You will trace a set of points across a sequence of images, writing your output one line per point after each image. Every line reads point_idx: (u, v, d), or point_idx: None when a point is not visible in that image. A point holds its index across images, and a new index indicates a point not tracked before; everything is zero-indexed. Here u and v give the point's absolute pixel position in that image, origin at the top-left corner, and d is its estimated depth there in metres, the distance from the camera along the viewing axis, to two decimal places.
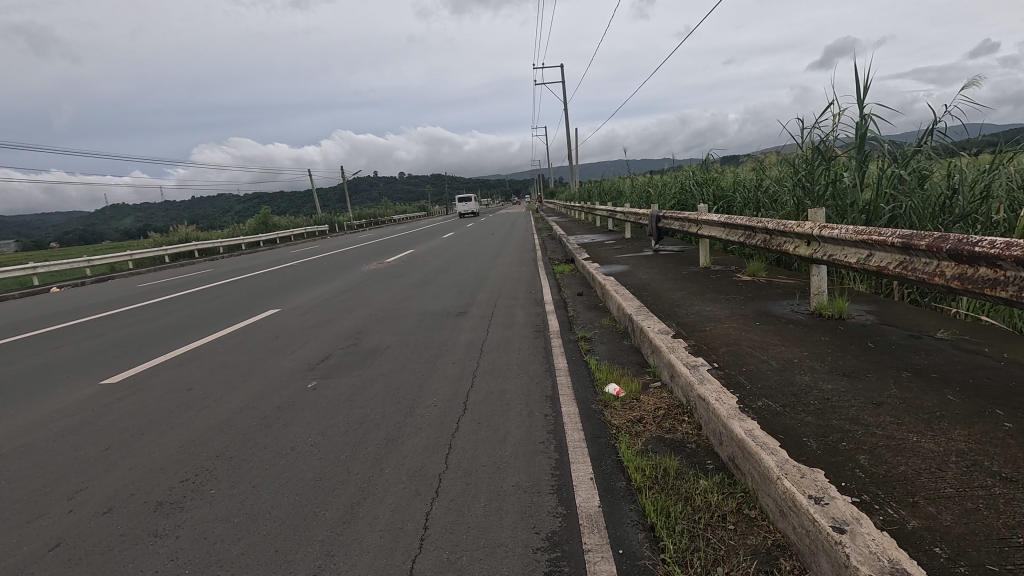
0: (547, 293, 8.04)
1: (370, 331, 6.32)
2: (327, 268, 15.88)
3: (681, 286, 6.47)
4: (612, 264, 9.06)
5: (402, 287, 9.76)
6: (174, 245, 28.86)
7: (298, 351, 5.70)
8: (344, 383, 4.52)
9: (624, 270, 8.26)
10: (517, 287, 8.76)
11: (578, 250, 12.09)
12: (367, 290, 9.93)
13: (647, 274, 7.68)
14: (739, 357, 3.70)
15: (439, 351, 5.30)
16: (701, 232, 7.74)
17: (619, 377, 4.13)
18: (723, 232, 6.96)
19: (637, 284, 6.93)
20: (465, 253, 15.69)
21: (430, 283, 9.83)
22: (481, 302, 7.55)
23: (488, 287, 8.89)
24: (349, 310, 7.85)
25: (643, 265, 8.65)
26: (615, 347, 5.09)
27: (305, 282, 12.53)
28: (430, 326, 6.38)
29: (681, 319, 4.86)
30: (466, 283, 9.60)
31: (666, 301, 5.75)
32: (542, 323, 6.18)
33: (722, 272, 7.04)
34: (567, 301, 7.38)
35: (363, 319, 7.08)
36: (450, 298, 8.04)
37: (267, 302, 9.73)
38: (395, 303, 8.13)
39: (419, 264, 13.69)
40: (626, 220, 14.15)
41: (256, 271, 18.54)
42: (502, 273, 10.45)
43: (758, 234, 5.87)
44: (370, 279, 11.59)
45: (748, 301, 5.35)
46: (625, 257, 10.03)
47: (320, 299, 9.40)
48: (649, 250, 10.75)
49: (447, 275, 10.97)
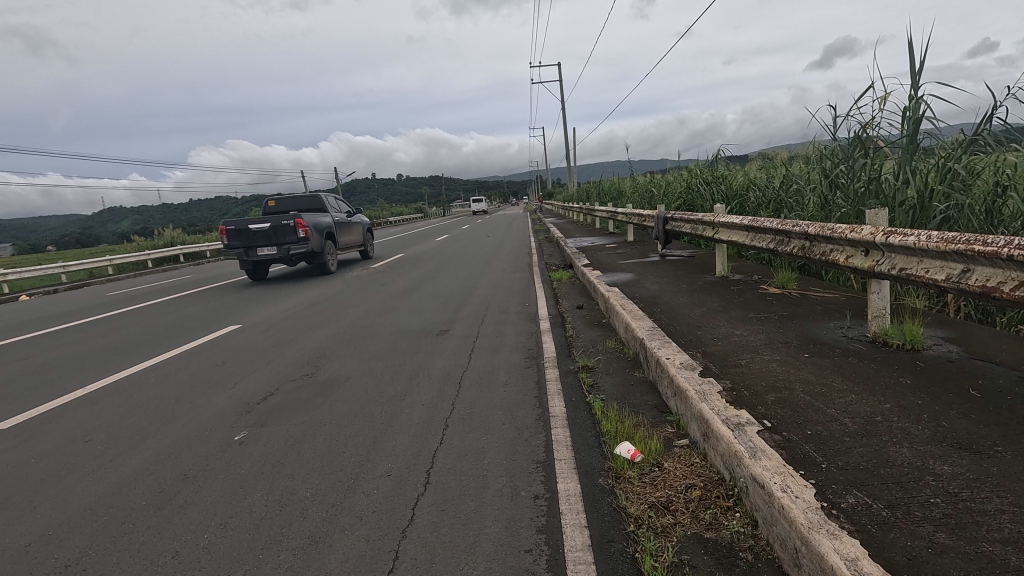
0: (542, 306, 7.07)
1: (334, 355, 5.39)
2: (309, 273, 14.93)
3: (698, 301, 5.51)
4: (616, 273, 8.09)
5: (382, 298, 8.79)
6: (158, 249, 27.89)
7: (243, 381, 4.78)
8: (280, 433, 3.55)
9: (630, 280, 7.30)
10: (509, 298, 7.79)
11: (577, 255, 11.12)
12: (344, 300, 8.97)
13: (656, 284, 6.72)
14: (797, 410, 2.74)
15: (410, 383, 4.37)
16: (717, 236, 6.77)
17: (633, 431, 3.17)
18: (746, 236, 5.99)
19: (647, 297, 5.97)
20: (456, 257, 14.70)
21: (414, 294, 8.87)
22: (467, 317, 6.59)
23: (477, 298, 7.94)
24: (317, 327, 6.91)
25: (651, 273, 7.67)
26: (625, 381, 4.12)
27: (282, 291, 11.55)
28: (405, 349, 5.43)
29: (707, 349, 3.89)
30: (452, 293, 8.63)
31: (684, 320, 4.79)
32: (535, 345, 5.24)
33: (744, 283, 6.08)
34: (566, 317, 6.41)
35: (330, 339, 6.14)
36: (432, 313, 7.09)
37: (233, 315, 8.80)
38: (370, 317, 7.18)
39: (405, 270, 12.70)
40: (630, 221, 13.15)
41: (236, 277, 17.59)
42: (493, 282, 9.48)
43: (794, 241, 4.86)
44: (351, 288, 10.62)
45: (786, 322, 4.39)
46: (629, 263, 9.04)
47: (291, 311, 8.46)
48: (654, 255, 9.78)
49: (434, 283, 9.98)
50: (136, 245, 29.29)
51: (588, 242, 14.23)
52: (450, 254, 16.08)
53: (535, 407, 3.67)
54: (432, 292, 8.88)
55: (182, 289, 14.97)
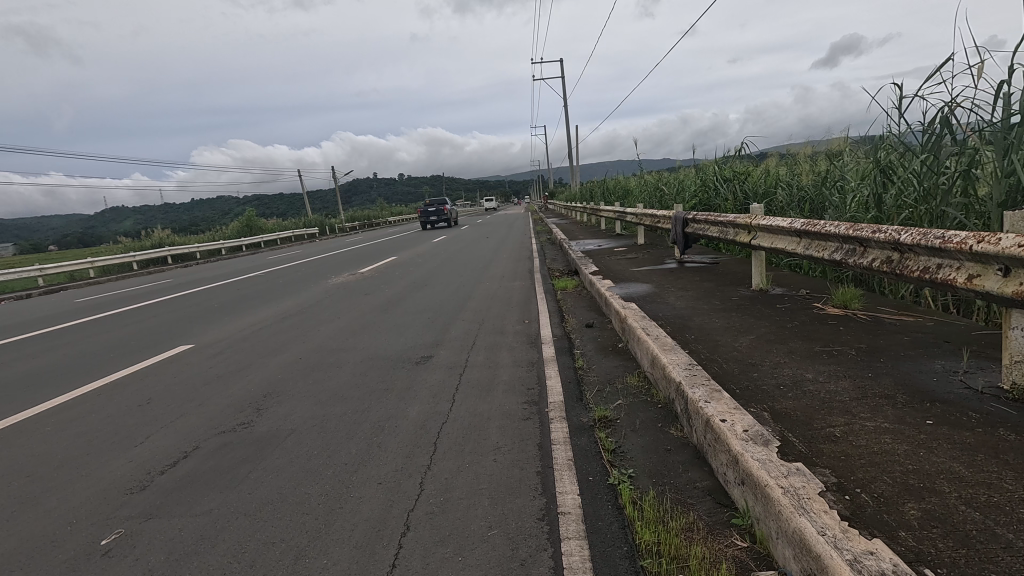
0: (546, 325, 5.97)
1: (286, 393, 4.31)
2: (292, 278, 13.84)
3: (740, 324, 4.41)
4: (630, 283, 6.97)
5: (360, 311, 7.71)
6: (145, 251, 26.93)
7: (160, 431, 3.71)
8: (167, 533, 2.47)
9: (648, 293, 6.19)
10: (506, 314, 6.67)
11: (583, 261, 10.03)
12: (319, 313, 7.89)
13: (682, 299, 5.61)
14: (976, 550, 1.64)
15: (369, 441, 3.29)
16: (753, 242, 5.64)
17: (688, 551, 2.08)
18: (794, 243, 4.86)
19: (674, 317, 4.86)
20: (451, 262, 13.62)
21: (398, 307, 7.77)
22: (454, 340, 5.50)
23: (471, 313, 6.84)
24: (277, 349, 5.82)
25: (673, 284, 6.56)
26: (659, 446, 3.03)
27: (256, 299, 10.46)
28: (373, 386, 4.34)
29: (775, 406, 2.80)
30: (443, 306, 7.52)
31: (731, 354, 3.69)
32: (537, 382, 4.14)
33: (791, 301, 4.99)
34: (574, 340, 5.32)
35: (286, 368, 5.05)
36: (415, 333, 5.99)
37: (192, 329, 7.73)
38: (343, 337, 6.09)
39: (394, 276, 11.59)
40: (640, 223, 12.00)
41: (217, 282, 16.51)
42: (490, 292, 8.39)
43: (872, 251, 3.72)
44: (329, 297, 9.51)
45: (872, 361, 3.29)
46: (644, 271, 7.92)
47: (257, 325, 7.38)
48: (671, 261, 8.67)
49: (423, 293, 8.87)
50: (121, 247, 28.25)
51: (594, 245, 13.07)
52: (444, 257, 14.96)
53: (536, 493, 2.59)
54: (420, 304, 7.80)
55: (156, 294, 13.95)
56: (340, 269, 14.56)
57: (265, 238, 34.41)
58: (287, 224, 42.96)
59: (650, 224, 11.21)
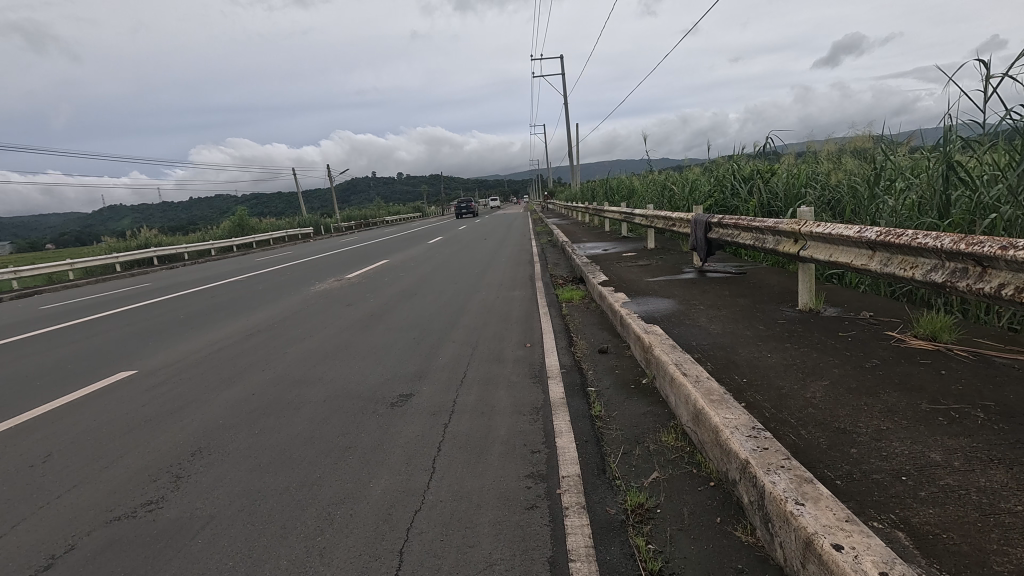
0: (552, 351, 5.01)
1: (221, 452, 3.35)
2: (274, 283, 12.82)
3: (802, 361, 3.47)
4: (648, 298, 6.01)
5: (337, 328, 6.73)
6: (129, 252, 25.91)
7: (35, 515, 2.75)
8: None
9: (673, 311, 5.23)
10: (504, 334, 5.71)
11: (590, 268, 9.08)
12: (291, 329, 6.91)
13: (716, 321, 4.66)
14: None
15: (311, 546, 2.34)
16: (800, 252, 4.68)
17: None
18: (861, 256, 3.89)
19: (714, 348, 3.91)
20: (446, 266, 12.66)
21: (381, 323, 6.79)
22: (441, 372, 4.53)
23: (463, 333, 5.87)
24: (230, 380, 4.86)
25: (700, 300, 5.60)
26: (725, 563, 2.08)
27: (227, 308, 9.45)
28: (332, 442, 3.38)
29: (910, 520, 1.85)
30: (431, 323, 6.54)
31: (806, 411, 2.74)
32: (544, 440, 3.19)
33: (855, 328, 4.06)
34: (587, 374, 4.36)
35: (233, 410, 4.10)
36: (395, 360, 5.03)
37: (146, 346, 6.76)
38: (310, 364, 5.12)
39: (382, 283, 10.59)
40: (650, 225, 11.01)
41: (195, 286, 15.47)
42: (487, 305, 7.45)
43: (998, 273, 2.76)
44: (306, 308, 8.52)
45: (1015, 429, 2.35)
46: (662, 282, 6.95)
47: (216, 343, 6.40)
48: (690, 269, 7.74)
49: (411, 306, 7.89)
50: (104, 247, 27.17)
51: (599, 249, 12.09)
52: (438, 261, 13.94)
53: None
54: (407, 320, 6.85)
55: (127, 298, 12.96)
56: (327, 273, 13.59)
57: (255, 238, 33.34)
58: (280, 224, 41.87)
59: (662, 227, 10.24)
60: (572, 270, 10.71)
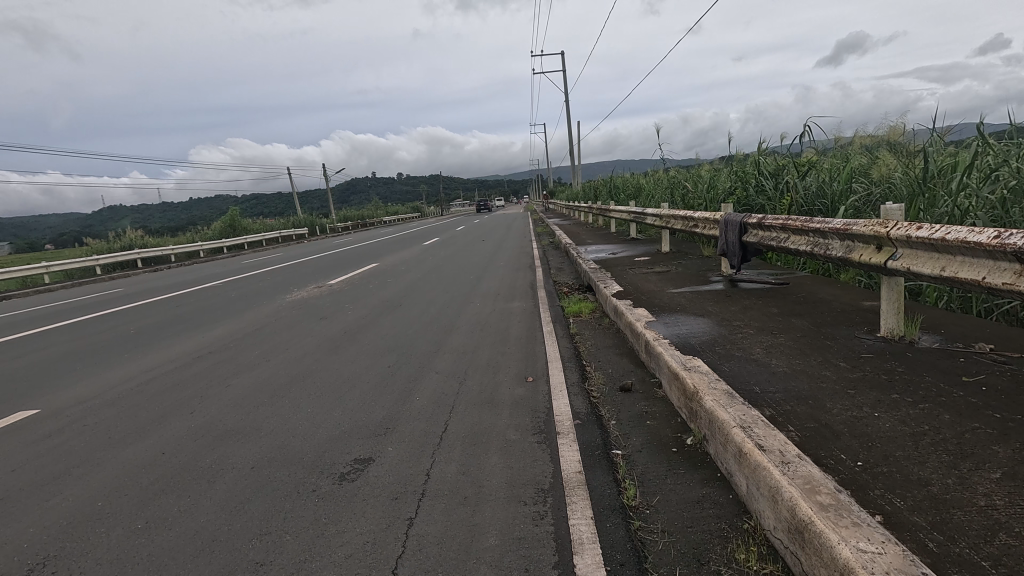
0: (562, 390, 3.89)
1: (73, 568, 2.26)
2: (250, 289, 11.69)
3: (933, 429, 2.36)
4: (677, 316, 4.89)
5: (302, 350, 5.63)
6: (112, 253, 24.83)
7: None
8: None
9: (714, 337, 4.12)
10: (500, 363, 4.59)
11: (600, 275, 7.97)
12: (247, 351, 5.79)
13: (778, 354, 3.55)
14: None
15: None
16: (884, 262, 3.57)
17: None
18: (996, 270, 2.78)
19: (790, 400, 2.80)
20: (439, 271, 11.55)
21: (354, 345, 5.68)
22: (414, 425, 3.43)
23: (450, 361, 4.76)
24: (143, 428, 3.75)
25: (745, 321, 4.48)
26: None
27: (188, 320, 8.33)
28: (237, 554, 2.25)
29: None
30: (414, 345, 5.42)
31: (1002, 546, 1.63)
32: (556, 559, 2.09)
33: (981, 371, 2.95)
34: (610, 429, 3.26)
35: (125, 480, 2.99)
36: (359, 402, 3.92)
37: (73, 370, 5.67)
38: (252, 405, 4.02)
39: (366, 291, 9.48)
40: (666, 227, 9.88)
41: (171, 290, 14.39)
42: (481, 321, 6.35)
43: None
44: (273, 322, 7.40)
45: None
46: (689, 295, 5.83)
47: (154, 370, 5.30)
48: (719, 279, 6.62)
49: (394, 321, 6.76)
50: (86, 248, 26.07)
51: (607, 253, 10.94)
52: (431, 266, 12.81)
53: None
54: (386, 340, 5.75)
55: (91, 304, 11.88)
56: (310, 278, 12.49)
57: (246, 239, 32.25)
58: (273, 225, 40.72)
59: (680, 228, 9.10)
60: (578, 277, 9.58)
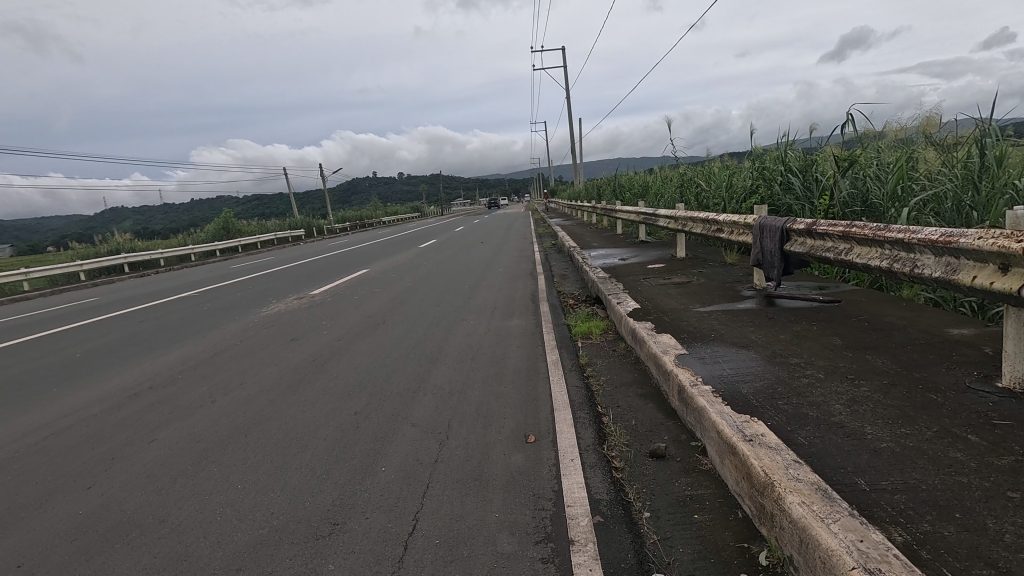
0: (573, 461, 2.94)
1: None
2: (228, 300, 10.76)
3: None
4: (714, 348, 3.93)
5: (259, 385, 4.69)
6: (99, 258, 24.00)
7: None
8: None
9: (771, 383, 3.16)
10: (494, 413, 3.64)
11: (611, 287, 7.02)
12: (194, 385, 4.85)
13: (869, 416, 2.59)
14: None
15: None
16: (1009, 289, 2.61)
17: None
18: None
19: (925, 514, 1.85)
20: (433, 279, 10.62)
21: (320, 379, 4.74)
22: (371, 521, 2.48)
23: (432, 408, 3.81)
24: (17, 515, 2.83)
25: (805, 357, 3.52)
26: None
27: (147, 339, 7.40)
28: None
29: None
30: (392, 382, 4.48)
31: None
32: None
33: None
34: (645, 533, 2.31)
35: None
36: (306, 475, 2.98)
37: None
38: (169, 477, 3.09)
39: (349, 304, 8.54)
40: (681, 230, 8.90)
41: (150, 299, 13.52)
42: (474, 346, 5.41)
43: None
44: (237, 345, 6.46)
45: None
46: (721, 315, 4.88)
47: (76, 414, 4.39)
48: (753, 294, 5.66)
49: (373, 345, 5.81)
50: (73, 253, 25.25)
51: (616, 259, 9.97)
52: (424, 272, 11.85)
53: None
54: (359, 373, 4.81)
55: (58, 316, 11.01)
56: (295, 286, 11.59)
57: (239, 241, 31.40)
58: (268, 226, 39.80)
59: (699, 232, 8.12)
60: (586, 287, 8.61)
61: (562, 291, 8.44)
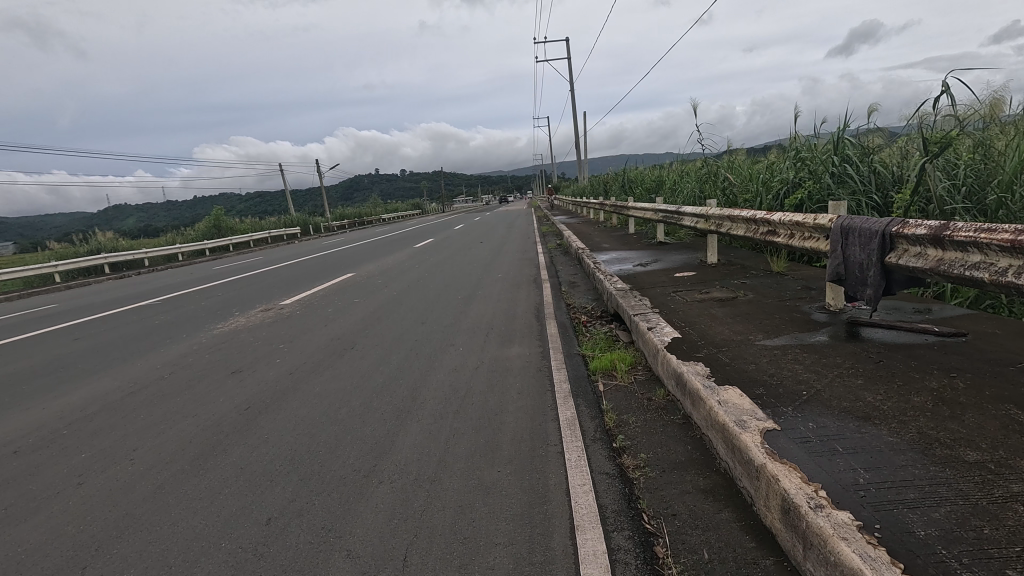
0: None
1: None
2: (188, 310, 9.40)
3: None
4: (818, 422, 2.56)
5: (156, 454, 3.35)
6: (77, 259, 22.72)
7: None
8: None
9: (960, 513, 1.81)
10: (481, 536, 2.28)
11: (635, 303, 5.67)
12: (72, 452, 3.52)
13: None
14: None
15: None
16: None
17: None
18: None
19: None
20: (423, 287, 9.27)
21: (243, 445, 3.39)
22: None
23: (386, 517, 2.46)
24: None
25: (986, 449, 2.15)
26: None
27: (66, 364, 6.05)
28: None
29: None
30: (338, 455, 3.13)
31: None
32: None
33: None
34: None
35: None
36: None
37: None
38: None
39: (320, 321, 7.19)
40: (714, 231, 7.49)
41: (112, 305, 12.20)
42: (461, 389, 4.06)
43: None
44: (165, 378, 5.11)
45: None
46: (801, 355, 3.50)
47: None
48: (828, 319, 4.29)
49: (332, 385, 4.46)
50: (52, 253, 23.98)
51: (634, 264, 8.61)
52: (414, 278, 10.46)
53: None
54: (299, 434, 3.47)
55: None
56: (268, 294, 10.25)
57: (229, 241, 30.09)
58: (262, 224, 38.46)
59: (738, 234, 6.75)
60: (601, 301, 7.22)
61: (574, 306, 7.06)
